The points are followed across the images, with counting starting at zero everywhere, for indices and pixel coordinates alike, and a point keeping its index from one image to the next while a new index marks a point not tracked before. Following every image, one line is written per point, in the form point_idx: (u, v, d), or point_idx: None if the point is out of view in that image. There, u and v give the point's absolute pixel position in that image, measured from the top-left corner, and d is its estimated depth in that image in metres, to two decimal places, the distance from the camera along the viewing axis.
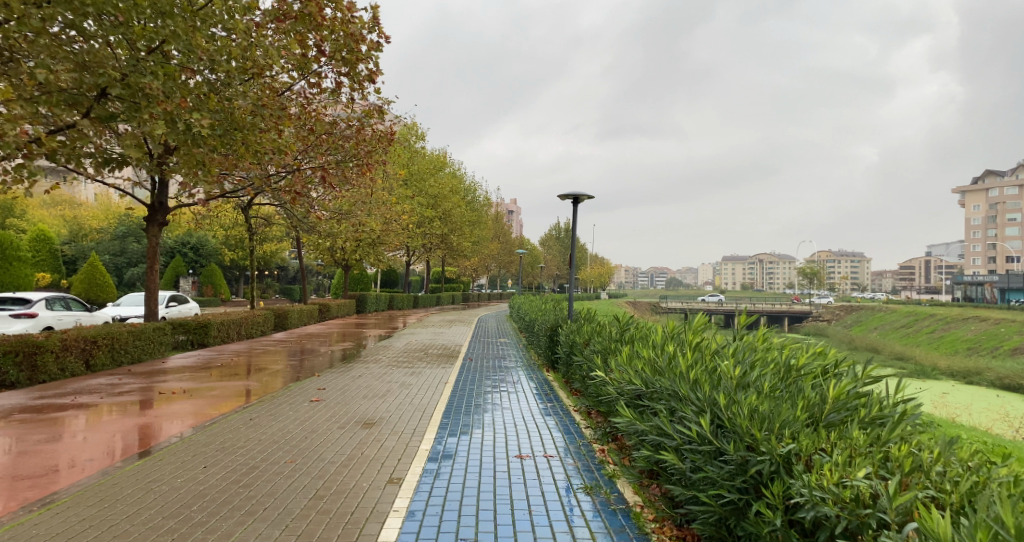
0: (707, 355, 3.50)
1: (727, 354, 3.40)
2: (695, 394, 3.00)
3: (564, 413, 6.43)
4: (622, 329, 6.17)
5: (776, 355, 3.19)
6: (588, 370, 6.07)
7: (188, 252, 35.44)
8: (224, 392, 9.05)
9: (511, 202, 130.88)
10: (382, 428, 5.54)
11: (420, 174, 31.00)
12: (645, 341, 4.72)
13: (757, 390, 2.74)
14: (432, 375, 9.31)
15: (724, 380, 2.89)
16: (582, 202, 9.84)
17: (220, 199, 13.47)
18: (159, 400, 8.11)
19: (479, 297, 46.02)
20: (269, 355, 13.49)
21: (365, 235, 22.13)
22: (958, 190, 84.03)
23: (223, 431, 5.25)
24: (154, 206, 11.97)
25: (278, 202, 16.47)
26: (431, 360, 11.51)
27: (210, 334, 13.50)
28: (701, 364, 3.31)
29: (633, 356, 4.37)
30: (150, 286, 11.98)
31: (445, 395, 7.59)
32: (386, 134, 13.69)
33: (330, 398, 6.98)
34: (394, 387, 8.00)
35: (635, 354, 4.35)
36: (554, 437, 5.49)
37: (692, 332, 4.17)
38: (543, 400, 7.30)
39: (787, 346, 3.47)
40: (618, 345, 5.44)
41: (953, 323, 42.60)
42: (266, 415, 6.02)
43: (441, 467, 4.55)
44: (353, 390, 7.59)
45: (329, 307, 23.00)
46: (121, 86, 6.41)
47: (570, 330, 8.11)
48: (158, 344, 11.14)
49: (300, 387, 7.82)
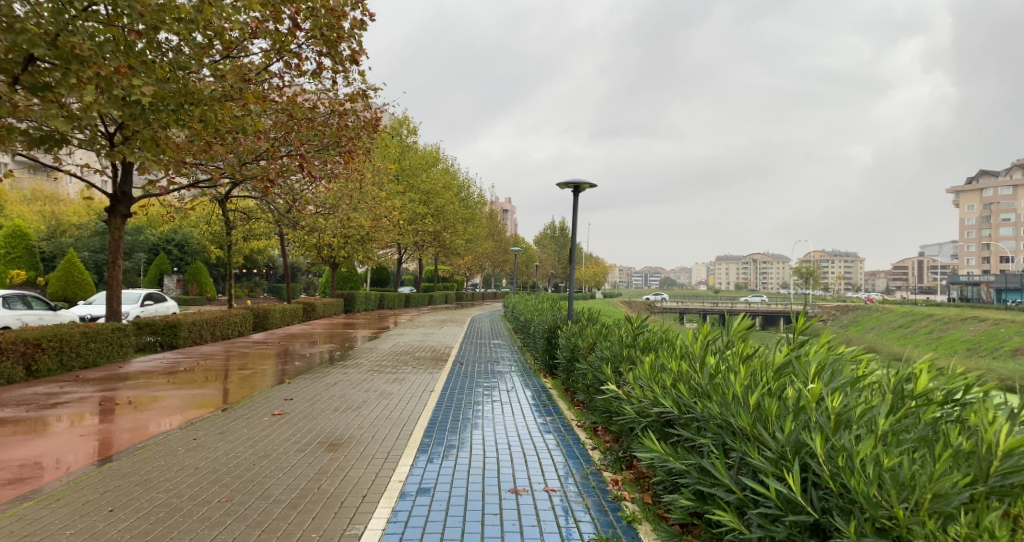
0: (764, 371, 2.63)
1: (799, 373, 2.51)
2: (771, 437, 2.12)
3: (566, 431, 5.56)
4: (633, 333, 5.28)
5: (873, 380, 2.33)
6: (596, 379, 5.20)
7: (172, 249, 34.60)
8: (183, 400, 8.17)
9: (505, 203, 130.67)
10: (350, 451, 4.65)
11: (411, 169, 30.14)
12: (669, 349, 3.83)
13: (873, 439, 1.87)
14: (417, 382, 8.40)
15: (816, 415, 2.01)
16: (582, 190, 8.94)
17: (191, 187, 12.54)
18: (107, 412, 7.26)
19: (472, 296, 45.20)
20: (243, 357, 12.54)
21: (353, 231, 21.21)
22: (953, 191, 83.69)
23: (156, 456, 4.34)
24: (116, 197, 11.03)
25: (258, 194, 15.57)
26: (417, 364, 10.61)
27: (180, 335, 12.56)
28: (768, 387, 2.41)
29: (659, 367, 3.50)
30: (111, 283, 11.05)
31: (429, 407, 6.70)
32: (372, 121, 12.85)
33: (295, 411, 6.06)
34: (372, 397, 7.08)
35: (660, 366, 3.49)
36: (556, 461, 4.62)
37: (735, 341, 3.28)
38: (541, 413, 6.41)
39: (874, 364, 2.60)
40: (632, 354, 4.56)
41: (952, 323, 41.96)
42: (216, 432, 5.12)
43: (422, 502, 3.70)
44: (324, 400, 6.69)
45: (315, 305, 22.08)
46: (48, 47, 5.43)
47: (572, 333, 7.20)
48: (119, 347, 10.26)
49: (265, 396, 6.93)
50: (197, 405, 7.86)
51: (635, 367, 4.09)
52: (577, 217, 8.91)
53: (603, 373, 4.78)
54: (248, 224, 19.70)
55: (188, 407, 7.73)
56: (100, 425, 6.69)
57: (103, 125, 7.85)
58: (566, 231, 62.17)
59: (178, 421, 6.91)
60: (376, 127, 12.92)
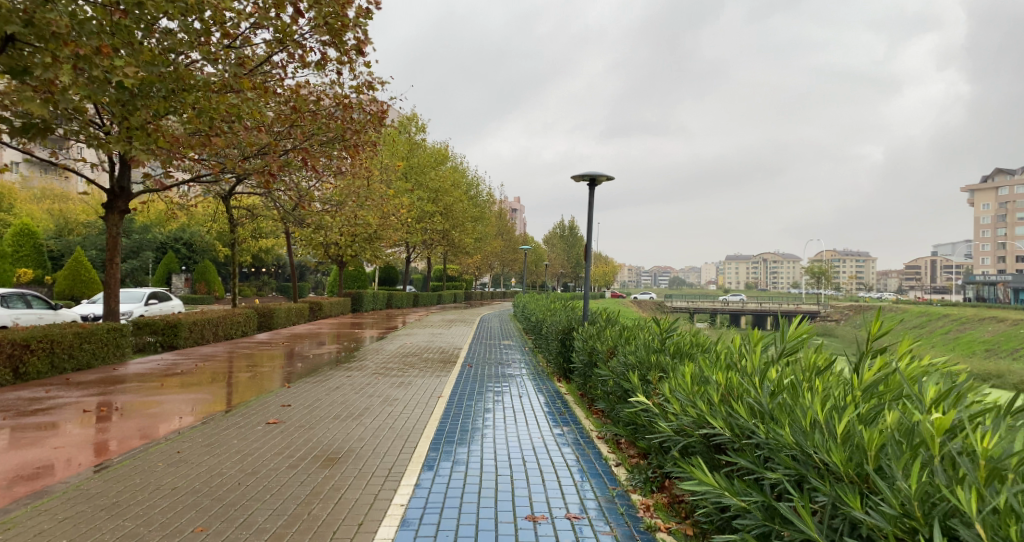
0: (845, 391, 2.16)
1: (894, 394, 2.05)
2: (879, 482, 1.65)
3: (586, 443, 5.11)
4: (662, 336, 4.80)
5: (1004, 412, 1.88)
6: (620, 387, 4.74)
7: (180, 247, 34.51)
8: (179, 404, 7.77)
9: (514, 202, 130.46)
10: (348, 468, 4.20)
11: (419, 166, 29.72)
12: (711, 357, 3.35)
13: None
14: (425, 387, 7.94)
15: (951, 459, 1.63)
16: (599, 182, 8.45)
17: (192, 181, 12.14)
18: (97, 418, 6.87)
19: (481, 296, 44.77)
20: (246, 358, 12.14)
21: (360, 229, 20.78)
22: (969, 189, 82.47)
23: (132, 473, 3.91)
24: (114, 192, 10.65)
25: (263, 190, 15.17)
26: (425, 366, 10.16)
27: (181, 335, 12.18)
28: (857, 411, 1.94)
29: (703, 378, 3.02)
30: (108, 282, 10.67)
31: (436, 414, 6.24)
32: (378, 114, 12.41)
33: (292, 420, 5.62)
34: (375, 403, 6.62)
35: (704, 376, 3.01)
36: (576, 479, 4.16)
37: (794, 351, 2.80)
38: (558, 423, 5.94)
39: (982, 391, 2.14)
40: (665, 362, 4.06)
41: (970, 323, 41.17)
42: (203, 443, 4.69)
43: (428, 530, 3.26)
44: (323, 407, 6.24)
45: (322, 305, 21.69)
46: (24, 26, 4.98)
47: (589, 335, 6.73)
48: (115, 348, 9.88)
49: (262, 402, 6.50)
50: (192, 410, 7.45)
51: (668, 378, 3.62)
52: (593, 211, 8.42)
53: (629, 382, 4.31)
54: (253, 221, 19.33)
55: (184, 412, 7.33)
56: (87, 434, 6.29)
57: (92, 116, 7.43)
58: (575, 230, 61.64)
59: (170, 429, 6.51)
60: (382, 119, 12.50)
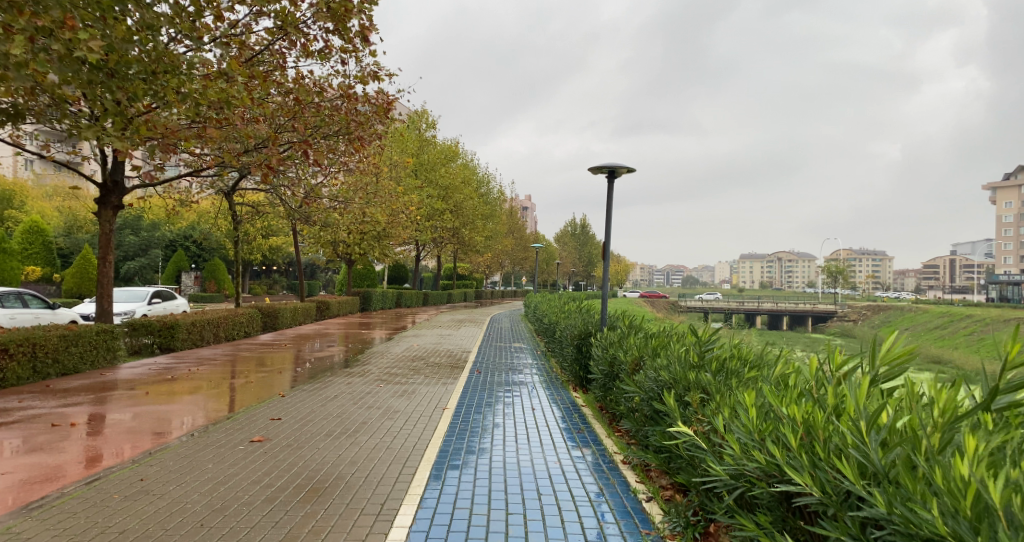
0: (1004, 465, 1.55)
1: None
2: None
3: (610, 469, 4.50)
4: (700, 349, 4.18)
5: None
6: (653, 406, 4.14)
7: (190, 246, 34.22)
8: (168, 413, 7.22)
9: (526, 200, 129.97)
10: (336, 503, 3.62)
11: (430, 163, 29.18)
12: (774, 384, 2.72)
13: None
14: (430, 396, 7.35)
15: None
16: (619, 175, 7.80)
17: (189, 173, 11.62)
18: (76, 429, 6.35)
19: (492, 295, 44.25)
20: (246, 361, 11.60)
21: (368, 227, 20.27)
22: (989, 187, 81.11)
23: (78, 510, 3.33)
24: (106, 186, 10.14)
25: (267, 185, 14.67)
26: (432, 371, 9.57)
27: (179, 336, 11.65)
28: None
29: (768, 411, 2.42)
30: (101, 281, 10.17)
31: (441, 430, 5.64)
32: (383, 105, 11.84)
33: (278, 437, 5.04)
34: (375, 417, 6.02)
35: (772, 410, 2.40)
36: (602, 521, 3.55)
37: (896, 386, 2.18)
38: (575, 442, 5.34)
39: None
40: (710, 385, 3.44)
41: (995, 324, 40.68)
42: (174, 470, 4.11)
43: None
44: (316, 421, 5.67)
45: (330, 304, 21.20)
46: None
47: (610, 343, 6.12)
48: (106, 350, 9.38)
49: (252, 415, 5.94)
50: (179, 419, 6.89)
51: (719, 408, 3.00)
52: (613, 205, 7.77)
53: (663, 405, 3.72)
54: (258, 218, 18.83)
55: (171, 421, 6.79)
56: (62, 447, 5.76)
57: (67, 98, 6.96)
58: (587, 228, 61.12)
59: (151, 441, 5.96)
60: (388, 111, 11.96)
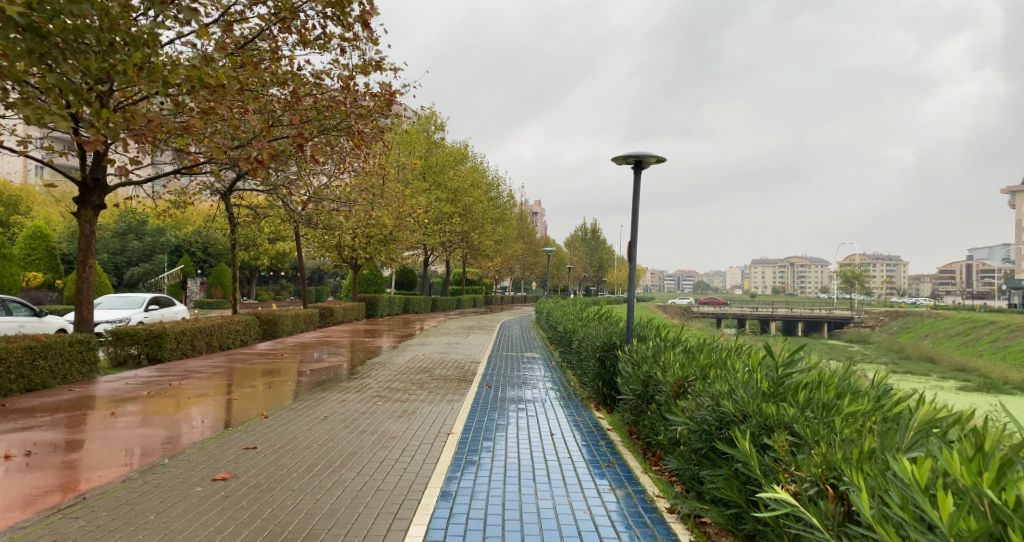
0: None
1: None
2: None
3: (654, 522, 3.62)
4: (775, 373, 3.28)
5: None
6: (717, 448, 3.30)
7: (196, 251, 33.64)
8: (145, 434, 6.45)
9: (536, 205, 129.29)
10: None
11: (439, 166, 28.44)
12: (933, 451, 1.84)
13: None
14: (433, 416, 6.49)
15: None
16: (646, 165, 6.93)
17: (179, 171, 10.83)
18: (41, 456, 5.57)
19: (503, 300, 43.49)
20: (239, 371, 10.76)
21: (374, 230, 19.48)
22: (1008, 190, 79.73)
23: None
24: (87, 185, 9.35)
25: (266, 186, 13.93)
26: (438, 385, 8.71)
27: (166, 346, 10.85)
28: None
29: (982, 508, 1.60)
30: (81, 288, 9.38)
31: (445, 465, 4.77)
32: (385, 97, 11.05)
33: (248, 475, 4.20)
34: (368, 445, 5.17)
35: (972, 505, 1.57)
36: None
37: None
38: (605, 480, 4.46)
39: None
40: (808, 430, 2.55)
41: (1019, 330, 39.78)
42: (102, 525, 3.28)
43: None
44: (297, 451, 4.82)
45: (334, 310, 20.40)
46: None
47: (643, 360, 5.24)
48: (81, 363, 8.59)
49: (223, 443, 5.10)
50: (155, 441, 6.13)
51: (845, 468, 2.15)
52: (640, 199, 6.88)
53: (737, 452, 2.83)
54: (258, 221, 18.07)
55: (148, 443, 6.05)
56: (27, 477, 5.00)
57: None
58: (597, 233, 60.44)
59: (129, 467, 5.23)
60: (391, 104, 11.18)
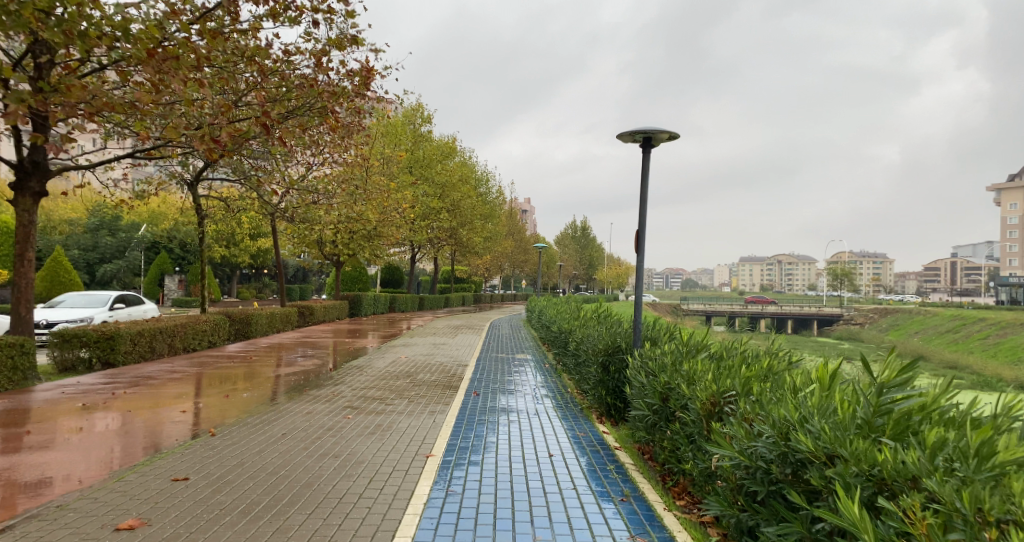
0: None
1: None
2: None
3: None
4: (869, 392, 2.39)
5: None
6: (786, 497, 2.44)
7: (173, 248, 32.42)
8: (78, 450, 5.54)
9: (525, 202, 128.79)
10: None
11: (425, 160, 27.47)
12: None
13: None
14: (411, 432, 5.58)
15: None
16: (656, 142, 6.05)
17: (140, 157, 9.86)
18: None
19: (492, 299, 42.58)
20: (201, 375, 9.73)
21: (356, 225, 18.46)
22: (995, 188, 80.12)
23: None
24: (24, 168, 8.32)
25: (237, 175, 12.90)
26: (421, 391, 7.81)
27: (120, 350, 9.83)
28: None
29: None
30: (18, 284, 8.39)
31: (420, 502, 3.86)
32: (361, 77, 10.11)
33: (163, 523, 3.29)
34: (327, 474, 4.24)
35: None
36: None
37: None
38: (622, 523, 3.56)
39: None
40: (974, 499, 1.65)
41: (1010, 328, 39.48)
42: None
43: None
44: (236, 486, 3.89)
45: (314, 310, 19.39)
46: None
47: (661, 368, 4.35)
48: (11, 369, 7.60)
49: (150, 471, 4.16)
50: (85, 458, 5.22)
51: None
52: (647, 180, 6.00)
53: (837, 520, 1.93)
54: (232, 215, 17.04)
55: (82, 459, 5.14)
56: None
57: None
58: (587, 231, 59.56)
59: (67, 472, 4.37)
60: (369, 83, 10.20)
